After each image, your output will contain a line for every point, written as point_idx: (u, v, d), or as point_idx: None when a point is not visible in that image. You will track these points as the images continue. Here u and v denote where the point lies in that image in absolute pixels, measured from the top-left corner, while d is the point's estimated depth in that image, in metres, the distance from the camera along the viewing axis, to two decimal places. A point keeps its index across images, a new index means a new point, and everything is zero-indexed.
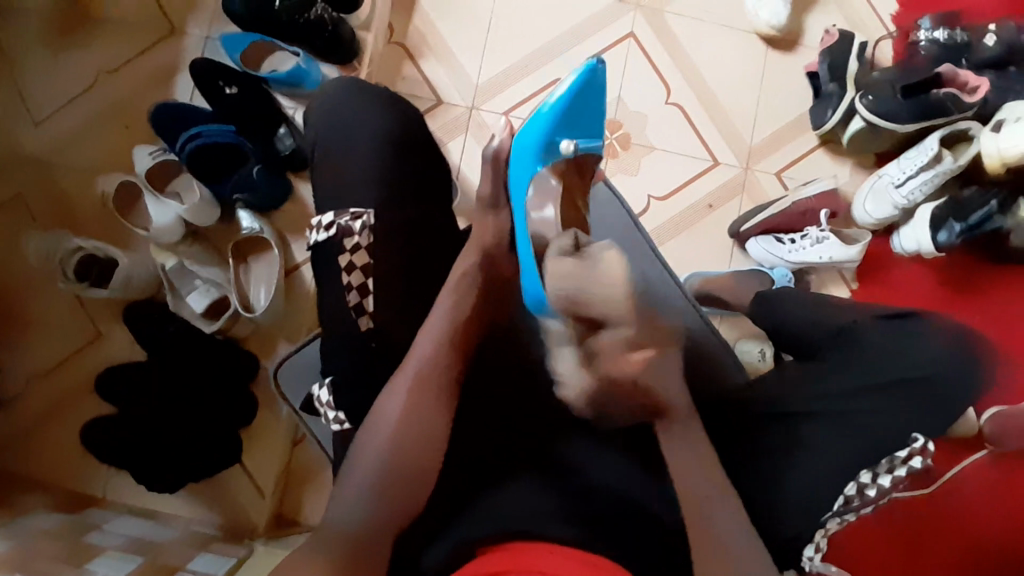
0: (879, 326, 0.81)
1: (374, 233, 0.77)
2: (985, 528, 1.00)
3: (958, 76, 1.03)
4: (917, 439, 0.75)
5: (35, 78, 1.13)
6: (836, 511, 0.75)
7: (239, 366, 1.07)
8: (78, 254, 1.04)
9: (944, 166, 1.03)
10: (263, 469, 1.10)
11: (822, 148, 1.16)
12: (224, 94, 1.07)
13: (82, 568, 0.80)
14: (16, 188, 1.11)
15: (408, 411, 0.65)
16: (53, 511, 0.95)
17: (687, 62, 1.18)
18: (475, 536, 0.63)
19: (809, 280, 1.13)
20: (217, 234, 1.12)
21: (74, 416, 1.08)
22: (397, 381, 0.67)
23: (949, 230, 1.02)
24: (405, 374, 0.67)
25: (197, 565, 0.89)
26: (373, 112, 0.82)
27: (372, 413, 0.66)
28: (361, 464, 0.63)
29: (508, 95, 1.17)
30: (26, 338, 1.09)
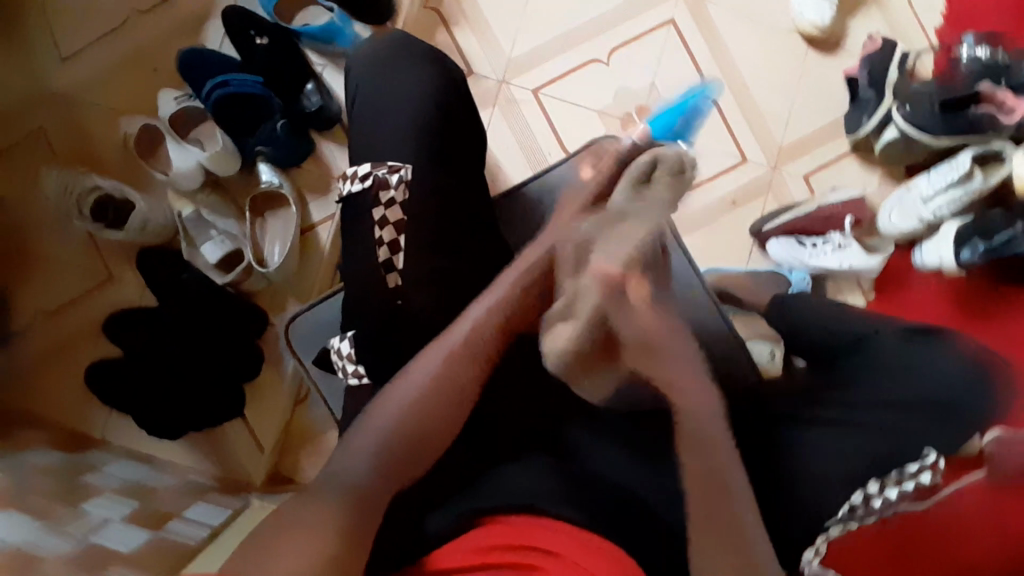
0: (896, 338, 0.82)
1: (409, 190, 0.75)
2: None
3: (996, 95, 1.03)
4: (928, 454, 0.76)
5: (64, 11, 1.11)
6: (842, 517, 0.74)
7: (248, 322, 1.07)
8: (95, 195, 1.03)
9: (973, 184, 1.02)
10: (264, 425, 1.10)
11: (854, 154, 1.15)
12: (255, 45, 1.05)
13: (77, 508, 0.80)
14: (39, 123, 1.10)
15: (433, 380, 0.66)
16: (52, 449, 0.96)
17: (725, 54, 1.16)
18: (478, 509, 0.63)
19: (825, 286, 1.12)
20: (234, 185, 1.10)
21: (80, 357, 1.08)
22: (431, 350, 0.68)
23: (972, 249, 1.01)
24: (440, 345, 0.69)
25: (191, 515, 0.89)
26: (409, 77, 0.80)
27: (394, 381, 0.67)
28: (371, 429, 0.62)
29: (540, 73, 1.16)
30: (37, 274, 1.08)
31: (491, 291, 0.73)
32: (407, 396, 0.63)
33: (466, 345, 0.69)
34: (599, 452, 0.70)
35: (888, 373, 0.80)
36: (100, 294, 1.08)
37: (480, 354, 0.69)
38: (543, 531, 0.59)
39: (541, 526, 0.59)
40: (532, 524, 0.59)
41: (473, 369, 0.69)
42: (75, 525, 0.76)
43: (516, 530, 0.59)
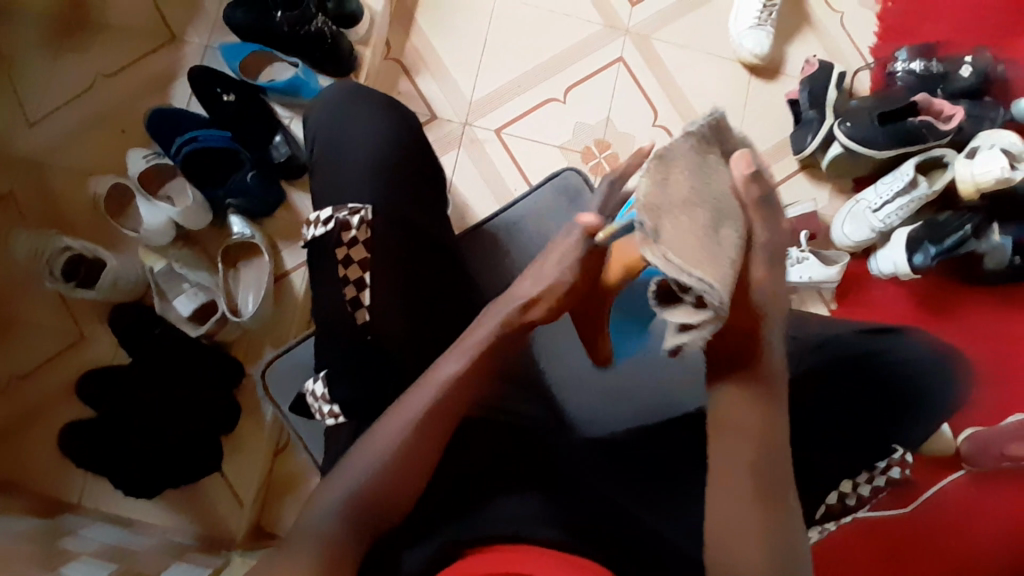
0: (859, 337, 0.84)
1: (372, 228, 0.77)
2: (968, 538, 1.02)
3: (933, 105, 1.08)
4: (896, 452, 0.82)
5: (32, 79, 1.14)
6: (820, 518, 0.80)
7: (224, 370, 1.06)
8: (67, 254, 1.03)
9: (917, 193, 1.07)
10: (241, 478, 1.08)
11: (803, 172, 1.20)
12: (222, 101, 1.08)
13: (55, 571, 0.78)
14: (6, 187, 1.10)
15: (406, 431, 0.62)
16: (26, 514, 0.93)
17: (674, 86, 1.22)
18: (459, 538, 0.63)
19: (790, 299, 1.16)
20: (206, 238, 1.12)
21: (50, 420, 1.05)
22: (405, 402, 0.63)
23: (925, 253, 1.06)
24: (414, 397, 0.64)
25: (172, 573, 0.87)
26: (373, 115, 0.83)
27: (370, 432, 0.63)
28: (348, 466, 0.61)
29: (501, 113, 1.20)
30: (5, 337, 1.07)
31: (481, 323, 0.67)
32: (384, 450, 0.61)
33: (443, 394, 0.63)
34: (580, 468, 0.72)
35: (858, 370, 0.81)
36: (70, 355, 1.07)
37: (459, 401, 0.64)
38: (530, 555, 0.59)
39: (522, 550, 0.60)
40: (515, 548, 0.60)
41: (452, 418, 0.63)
42: None
43: (503, 558, 0.58)
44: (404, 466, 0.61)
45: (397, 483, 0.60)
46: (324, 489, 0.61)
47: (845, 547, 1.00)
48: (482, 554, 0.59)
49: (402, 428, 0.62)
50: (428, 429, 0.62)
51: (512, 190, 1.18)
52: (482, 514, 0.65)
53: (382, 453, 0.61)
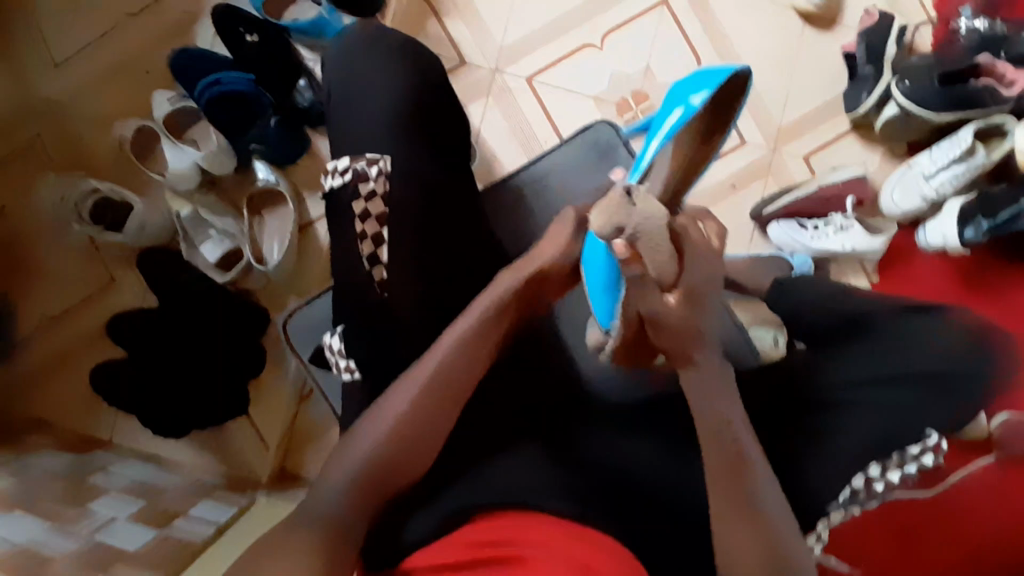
0: (896, 318, 0.81)
1: (390, 181, 0.75)
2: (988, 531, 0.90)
3: (996, 67, 1.00)
4: (930, 437, 0.73)
5: (58, 19, 1.12)
6: (843, 502, 0.74)
7: (248, 319, 1.07)
8: (94, 198, 1.04)
9: (974, 162, 1.00)
10: (267, 422, 1.10)
11: (854, 133, 1.13)
12: (245, 42, 1.02)
13: (85, 508, 0.82)
14: (34, 130, 1.11)
15: (413, 407, 0.63)
16: (60, 451, 0.97)
17: (719, 34, 1.14)
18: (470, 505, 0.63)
19: (828, 268, 1.11)
20: (232, 185, 1.11)
21: (83, 360, 1.08)
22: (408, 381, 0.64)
23: (976, 227, 0.97)
24: (415, 377, 0.65)
25: (197, 512, 0.91)
26: (393, 64, 0.79)
27: (378, 403, 0.65)
28: (355, 441, 0.62)
29: (532, 61, 1.15)
30: (40, 280, 1.09)
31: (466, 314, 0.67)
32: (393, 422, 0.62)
33: (454, 381, 0.65)
34: (591, 440, 0.71)
35: (887, 347, 0.79)
36: (100, 297, 1.10)
37: (457, 387, 0.65)
38: (531, 528, 0.58)
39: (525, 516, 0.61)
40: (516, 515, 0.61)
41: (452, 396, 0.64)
42: (81, 525, 0.78)
43: (500, 528, 0.59)
44: (421, 432, 0.63)
45: (417, 443, 0.63)
46: (333, 464, 0.62)
47: (860, 534, 0.88)
48: (472, 524, 0.60)
49: (413, 393, 0.64)
50: (442, 395, 0.64)
51: (542, 144, 1.14)
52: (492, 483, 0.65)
53: (387, 428, 0.62)
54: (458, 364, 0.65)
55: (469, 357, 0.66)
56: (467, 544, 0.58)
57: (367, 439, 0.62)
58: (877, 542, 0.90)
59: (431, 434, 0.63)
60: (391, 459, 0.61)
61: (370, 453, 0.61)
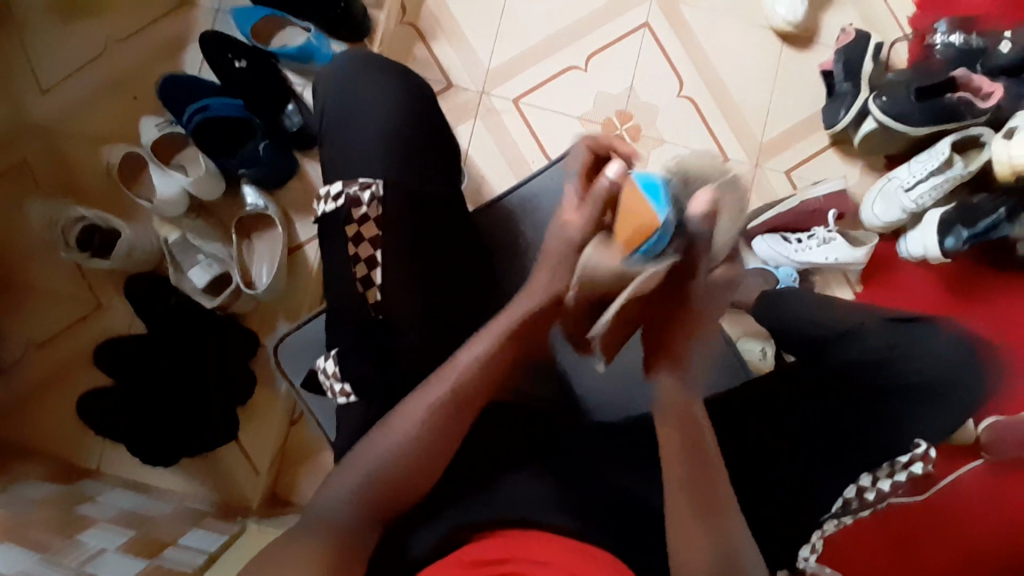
0: (882, 328, 0.81)
1: (382, 205, 0.75)
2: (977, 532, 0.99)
3: (972, 81, 1.02)
4: (918, 445, 0.76)
5: (43, 45, 1.12)
6: (835, 512, 0.76)
7: (238, 342, 1.07)
8: (81, 225, 1.03)
9: (954, 171, 1.02)
10: (257, 447, 1.09)
11: (833, 147, 1.15)
12: (234, 68, 1.05)
13: (74, 539, 0.81)
14: (19, 156, 1.10)
15: (420, 425, 0.63)
16: (46, 481, 0.95)
17: (700, 53, 1.17)
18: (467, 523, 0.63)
19: (813, 281, 1.12)
20: (221, 209, 1.11)
21: (70, 388, 1.07)
22: (415, 399, 0.64)
23: (957, 236, 1.02)
24: (422, 398, 0.64)
25: (188, 540, 0.89)
26: (380, 86, 0.80)
27: (389, 417, 0.65)
28: (365, 451, 0.63)
29: (519, 82, 1.16)
30: (24, 306, 1.08)
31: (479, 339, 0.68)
32: (392, 443, 0.62)
33: (468, 396, 0.65)
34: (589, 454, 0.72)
35: (875, 357, 0.80)
36: (87, 324, 1.08)
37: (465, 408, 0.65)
38: (534, 544, 0.58)
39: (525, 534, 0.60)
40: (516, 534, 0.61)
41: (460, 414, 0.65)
42: (70, 556, 0.77)
43: (501, 544, 0.58)
44: (432, 447, 0.63)
45: (428, 459, 0.63)
46: (340, 474, 0.63)
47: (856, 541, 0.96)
48: (475, 543, 0.60)
49: (423, 413, 0.64)
50: (448, 414, 0.64)
51: (530, 163, 1.15)
52: (492, 500, 0.65)
53: (399, 442, 0.62)
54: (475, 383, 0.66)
55: (484, 374, 0.67)
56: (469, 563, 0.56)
57: (378, 452, 0.62)
58: (872, 544, 0.97)
59: (435, 447, 0.63)
60: (402, 472, 0.62)
61: (381, 466, 0.62)
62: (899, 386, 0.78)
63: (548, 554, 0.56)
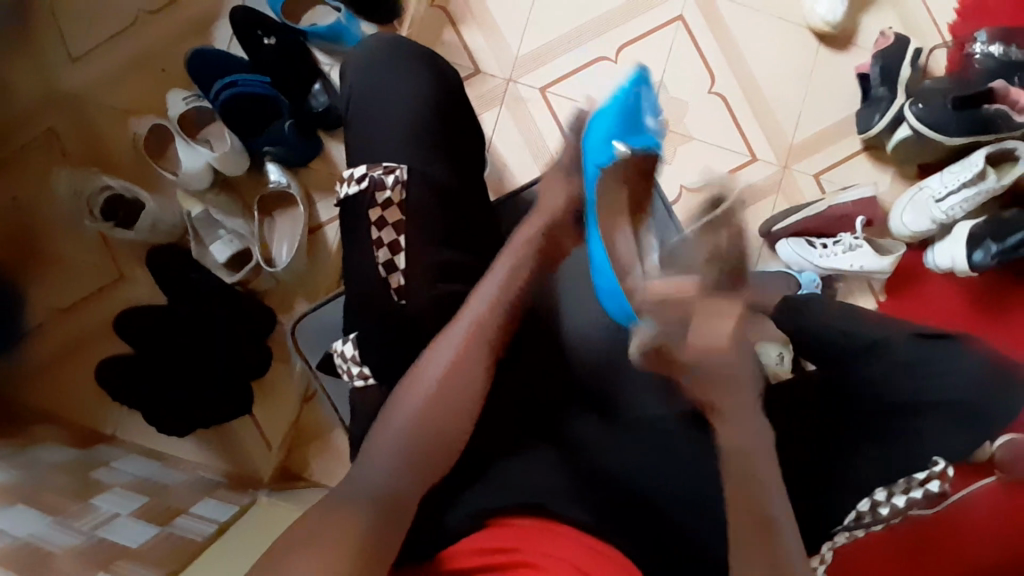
0: (909, 342, 0.80)
1: (406, 189, 0.75)
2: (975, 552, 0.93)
3: (1010, 93, 1.00)
4: (936, 463, 0.76)
5: (75, 15, 1.13)
6: (848, 525, 0.74)
7: (256, 319, 1.08)
8: (106, 194, 1.04)
9: (986, 184, 1.00)
10: (271, 422, 1.11)
11: (865, 153, 1.13)
12: (263, 45, 1.05)
13: (88, 503, 0.83)
14: (47, 123, 1.11)
15: (448, 371, 0.67)
16: (63, 444, 0.97)
17: (733, 49, 1.15)
18: (480, 505, 0.63)
19: (838, 287, 1.10)
20: (243, 186, 1.11)
21: (89, 355, 1.09)
22: (442, 345, 0.69)
23: (986, 250, 1.00)
24: (447, 341, 0.69)
25: (200, 510, 0.91)
26: (404, 72, 0.80)
27: (412, 368, 0.69)
28: (388, 419, 0.65)
29: (546, 71, 1.15)
30: (47, 272, 1.10)
31: (481, 286, 0.72)
32: (418, 400, 0.66)
33: (481, 337, 0.70)
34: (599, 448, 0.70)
35: (898, 372, 0.79)
36: (109, 292, 1.10)
37: (488, 345, 0.70)
38: (539, 535, 0.59)
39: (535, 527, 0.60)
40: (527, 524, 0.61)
41: (482, 358, 0.70)
42: (84, 521, 0.79)
43: (512, 536, 0.59)
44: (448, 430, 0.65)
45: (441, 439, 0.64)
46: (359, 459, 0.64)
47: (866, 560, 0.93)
48: (482, 531, 0.60)
49: (448, 359, 0.68)
50: (477, 351, 0.69)
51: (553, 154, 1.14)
52: (499, 488, 0.65)
53: (421, 407, 0.65)
54: (486, 321, 0.71)
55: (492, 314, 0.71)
56: (478, 550, 0.58)
57: (401, 416, 0.65)
58: (869, 560, 0.93)
59: (444, 433, 0.65)
60: (420, 445, 0.64)
61: (402, 434, 0.64)
62: (919, 401, 0.78)
63: (557, 549, 0.57)
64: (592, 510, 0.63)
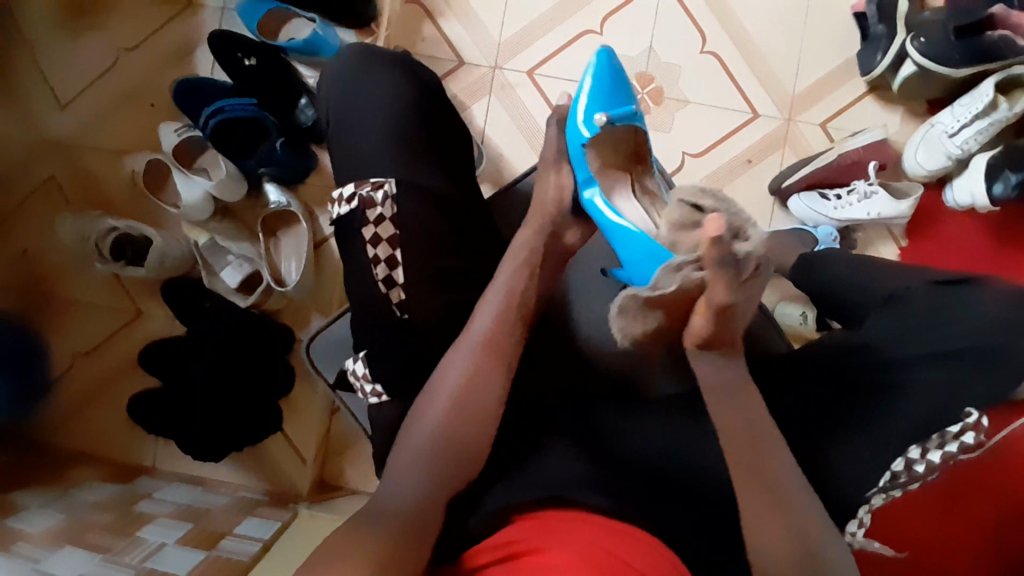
0: (927, 291, 0.76)
1: (397, 203, 0.74)
2: None
3: (1011, 18, 0.95)
4: (970, 414, 0.70)
5: (60, 63, 1.15)
6: (883, 487, 0.69)
7: (273, 339, 1.09)
8: (112, 235, 1.06)
9: (999, 113, 0.95)
10: (301, 436, 1.12)
11: (871, 94, 1.08)
12: (243, 66, 1.05)
13: (133, 536, 0.85)
14: (48, 171, 1.14)
15: (466, 377, 0.66)
16: (105, 482, 1.00)
17: (721, 5, 1.10)
18: (500, 503, 0.63)
19: (855, 238, 1.06)
20: (244, 210, 1.12)
21: (120, 392, 1.12)
22: (459, 350, 0.68)
23: (1005, 181, 0.94)
24: (464, 345, 0.68)
25: (243, 530, 0.93)
26: (376, 82, 0.79)
27: (431, 383, 0.68)
28: (410, 437, 0.65)
29: (529, 53, 1.12)
30: (68, 316, 1.13)
31: (488, 301, 0.70)
32: (438, 411, 0.65)
33: (498, 343, 0.69)
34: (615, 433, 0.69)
35: (915, 321, 0.75)
36: (131, 329, 1.13)
37: (503, 346, 0.69)
38: (563, 523, 0.58)
39: (555, 515, 0.60)
40: (547, 515, 0.60)
41: (498, 362, 0.68)
42: (130, 554, 0.81)
43: (528, 527, 0.58)
44: (462, 440, 0.64)
45: (457, 451, 0.64)
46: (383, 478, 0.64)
47: (915, 519, 0.77)
48: (509, 526, 0.60)
49: (463, 364, 0.67)
50: (491, 352, 0.68)
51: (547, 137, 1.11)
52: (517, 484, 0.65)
53: (442, 417, 0.65)
54: (498, 341, 0.69)
55: (505, 314, 0.70)
56: (502, 544, 0.57)
57: (421, 432, 0.65)
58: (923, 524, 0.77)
59: (463, 448, 0.64)
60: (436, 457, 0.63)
61: (426, 445, 0.64)
62: (945, 352, 0.72)
63: (574, 533, 0.56)
64: (613, 493, 0.62)
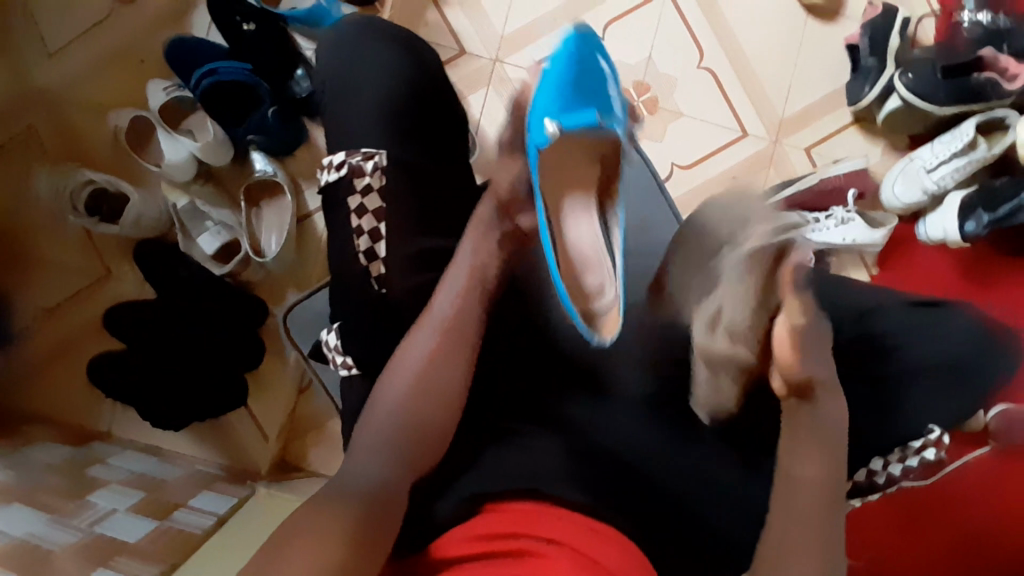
0: (900, 308, 0.78)
1: (386, 175, 0.73)
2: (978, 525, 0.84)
3: (998, 61, 0.99)
4: (932, 430, 0.74)
5: (49, 10, 1.11)
6: (845, 495, 0.75)
7: (246, 311, 1.07)
8: (89, 189, 1.03)
9: (977, 154, 1.00)
10: (267, 413, 1.10)
11: (855, 125, 1.12)
12: (242, 31, 1.03)
13: (84, 500, 0.82)
14: (26, 120, 1.10)
15: (429, 359, 0.65)
16: (56, 444, 0.96)
17: (722, 24, 1.13)
18: (477, 487, 0.63)
19: (830, 262, 1.08)
20: (228, 175, 1.10)
21: (80, 353, 1.08)
22: (421, 330, 0.67)
23: (977, 220, 0.99)
24: (428, 325, 0.67)
25: (198, 503, 0.90)
26: (384, 57, 0.78)
27: (393, 361, 0.67)
28: (372, 411, 0.64)
29: (531, 50, 1.13)
30: (32, 268, 1.08)
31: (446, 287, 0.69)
32: (404, 392, 0.64)
33: (462, 330, 0.68)
34: (595, 426, 0.70)
35: (894, 336, 0.77)
36: (99, 289, 1.10)
37: (464, 334, 0.68)
38: (539, 516, 0.60)
39: (533, 508, 0.61)
40: (524, 507, 0.61)
41: (462, 348, 0.67)
42: (81, 517, 0.78)
43: (512, 518, 0.59)
44: (438, 425, 0.64)
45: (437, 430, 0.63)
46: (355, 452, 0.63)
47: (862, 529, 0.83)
48: (485, 516, 0.60)
49: (424, 351, 0.66)
50: (457, 341, 0.67)
51: None
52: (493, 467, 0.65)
53: (404, 393, 0.64)
54: (462, 326, 0.68)
55: (465, 300, 0.69)
56: (476, 537, 0.58)
57: (385, 414, 0.64)
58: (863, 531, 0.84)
59: (428, 430, 0.64)
60: (415, 437, 0.63)
61: (394, 426, 0.63)
62: (926, 366, 0.75)
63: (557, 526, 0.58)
64: (591, 491, 0.64)
